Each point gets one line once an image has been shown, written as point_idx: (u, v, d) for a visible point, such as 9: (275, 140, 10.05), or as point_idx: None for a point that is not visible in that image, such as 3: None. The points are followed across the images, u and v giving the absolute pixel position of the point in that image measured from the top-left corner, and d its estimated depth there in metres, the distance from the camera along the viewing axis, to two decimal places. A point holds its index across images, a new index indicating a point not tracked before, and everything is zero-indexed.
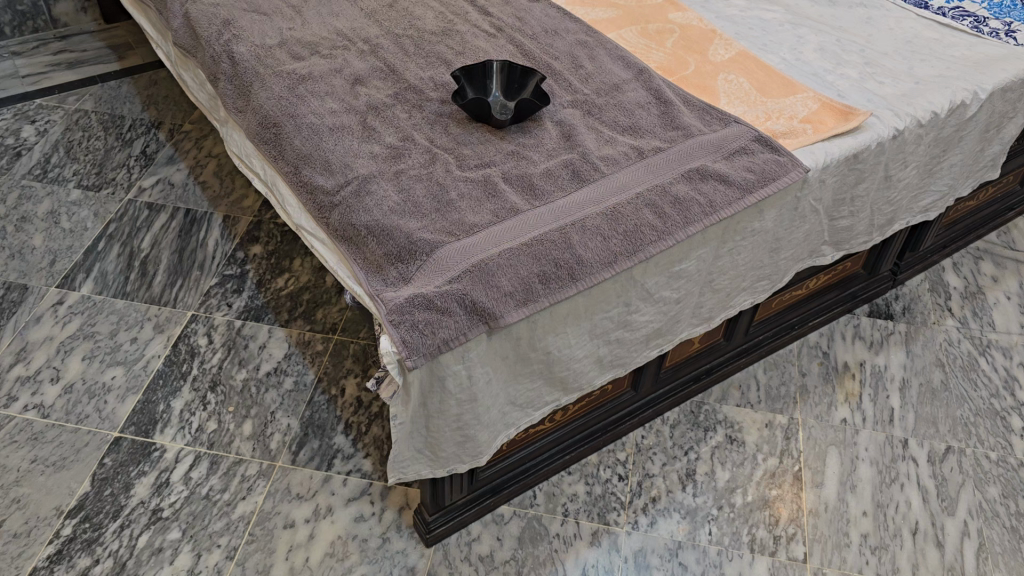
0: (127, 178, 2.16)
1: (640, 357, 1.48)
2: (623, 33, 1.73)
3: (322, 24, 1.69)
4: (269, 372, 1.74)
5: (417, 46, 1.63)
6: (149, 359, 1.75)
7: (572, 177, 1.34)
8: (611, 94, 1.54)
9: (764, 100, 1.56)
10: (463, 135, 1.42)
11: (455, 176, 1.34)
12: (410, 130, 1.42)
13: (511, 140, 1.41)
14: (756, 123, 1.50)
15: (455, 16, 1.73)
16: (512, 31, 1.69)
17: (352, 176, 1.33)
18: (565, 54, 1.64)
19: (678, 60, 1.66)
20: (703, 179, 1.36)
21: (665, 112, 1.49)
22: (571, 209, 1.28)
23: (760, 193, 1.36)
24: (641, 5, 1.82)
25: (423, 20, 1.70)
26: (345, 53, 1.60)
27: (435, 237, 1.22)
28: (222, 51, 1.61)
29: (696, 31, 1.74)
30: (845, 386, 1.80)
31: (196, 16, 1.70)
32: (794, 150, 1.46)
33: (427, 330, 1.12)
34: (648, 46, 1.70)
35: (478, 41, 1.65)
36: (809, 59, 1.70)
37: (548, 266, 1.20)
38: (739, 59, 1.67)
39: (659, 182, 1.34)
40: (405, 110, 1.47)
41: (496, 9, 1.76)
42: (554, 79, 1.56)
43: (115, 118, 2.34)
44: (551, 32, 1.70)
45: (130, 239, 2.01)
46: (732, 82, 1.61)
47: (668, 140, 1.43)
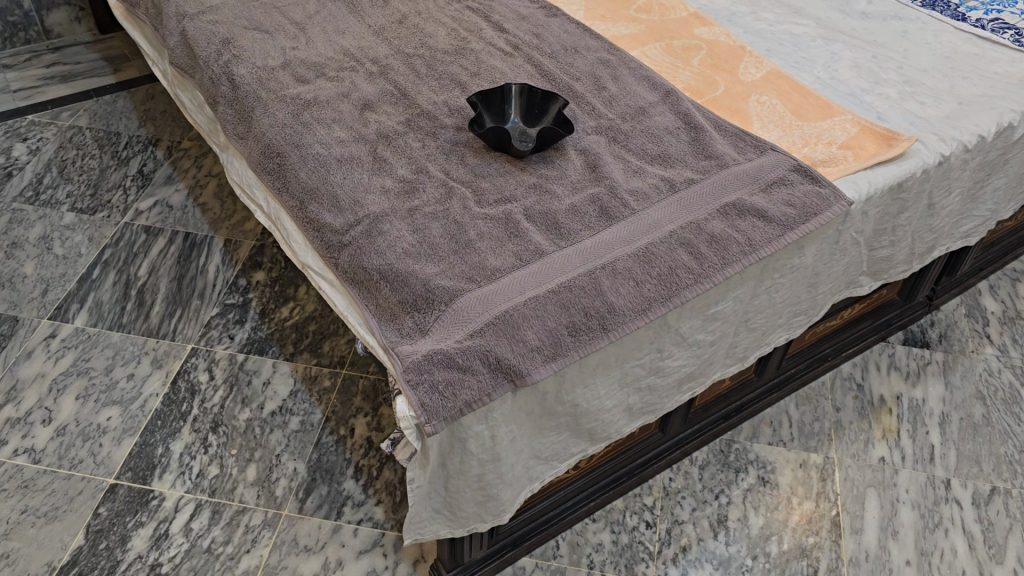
0: (123, 200, 2.06)
1: (670, 401, 1.39)
2: (647, 51, 1.63)
3: (328, 43, 1.59)
4: (273, 411, 1.65)
5: (429, 66, 1.53)
6: (147, 398, 1.66)
7: (600, 213, 1.24)
8: (637, 119, 1.44)
9: (800, 125, 1.46)
10: (480, 166, 1.32)
11: (474, 213, 1.24)
12: (424, 161, 1.33)
13: (533, 172, 1.32)
14: (793, 150, 1.41)
15: (470, 33, 1.63)
16: (530, 50, 1.59)
17: (362, 214, 1.24)
18: (587, 74, 1.54)
19: (707, 80, 1.56)
20: (740, 214, 1.26)
21: (696, 138, 1.40)
22: (600, 250, 1.18)
23: (802, 229, 1.26)
24: (664, 20, 1.72)
25: (435, 38, 1.60)
26: (353, 75, 1.50)
27: (453, 284, 1.12)
28: (222, 73, 1.52)
29: (724, 48, 1.64)
30: (882, 422, 1.71)
31: (194, 35, 1.61)
32: (835, 180, 1.36)
33: (448, 391, 1.02)
34: (674, 65, 1.60)
35: (494, 61, 1.55)
36: (844, 78, 1.60)
37: (577, 316, 1.10)
38: (771, 79, 1.57)
39: (694, 218, 1.24)
40: (418, 138, 1.37)
41: (512, 26, 1.66)
42: (576, 103, 1.47)
43: (111, 135, 2.24)
44: (571, 50, 1.60)
45: (126, 266, 1.91)
46: (764, 104, 1.51)
47: (701, 171, 1.33)
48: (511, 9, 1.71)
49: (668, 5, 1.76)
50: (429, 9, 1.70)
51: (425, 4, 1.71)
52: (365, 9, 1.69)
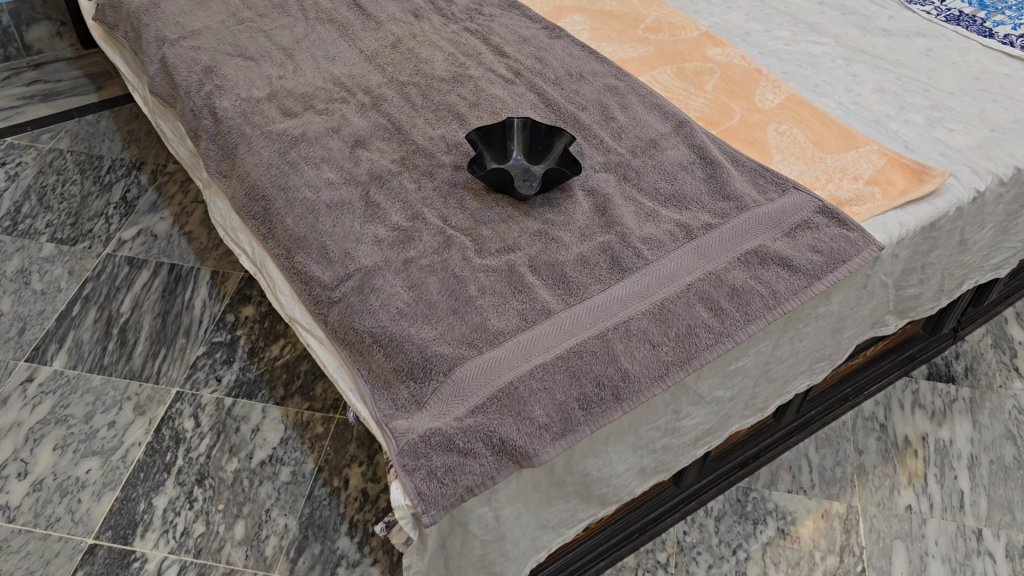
0: (105, 229, 1.97)
1: (685, 458, 1.29)
2: (657, 75, 1.52)
3: (317, 70, 1.49)
4: (263, 461, 1.56)
5: (425, 96, 1.43)
6: (129, 448, 1.57)
7: (610, 264, 1.15)
8: (648, 154, 1.34)
9: (823, 158, 1.36)
10: (481, 210, 1.23)
11: (474, 265, 1.14)
12: (420, 205, 1.23)
13: (537, 217, 1.22)
14: (817, 187, 1.31)
15: (468, 58, 1.53)
16: (532, 76, 1.49)
17: (354, 268, 1.14)
18: (593, 102, 1.44)
19: (722, 108, 1.46)
20: (763, 263, 1.17)
21: (712, 176, 1.30)
22: (613, 308, 1.09)
23: (830, 278, 1.16)
24: (674, 40, 1.61)
25: (432, 65, 1.51)
26: (344, 107, 1.40)
27: (452, 350, 1.03)
28: (204, 106, 1.42)
29: (739, 71, 1.53)
30: (907, 465, 1.61)
31: (174, 63, 1.51)
32: (864, 221, 1.26)
33: (447, 478, 0.92)
34: (686, 91, 1.49)
35: (494, 89, 1.45)
36: (868, 102, 1.50)
37: (589, 386, 1.00)
38: (790, 105, 1.46)
39: (713, 269, 1.15)
40: (413, 179, 1.27)
41: (513, 50, 1.56)
42: (583, 136, 1.37)
43: (93, 158, 2.14)
44: (576, 76, 1.50)
45: (108, 301, 1.82)
46: (784, 133, 1.41)
47: (718, 214, 1.23)
48: (512, 30, 1.61)
49: (678, 23, 1.65)
50: (424, 31, 1.60)
51: (420, 27, 1.61)
52: (357, 32, 1.59)
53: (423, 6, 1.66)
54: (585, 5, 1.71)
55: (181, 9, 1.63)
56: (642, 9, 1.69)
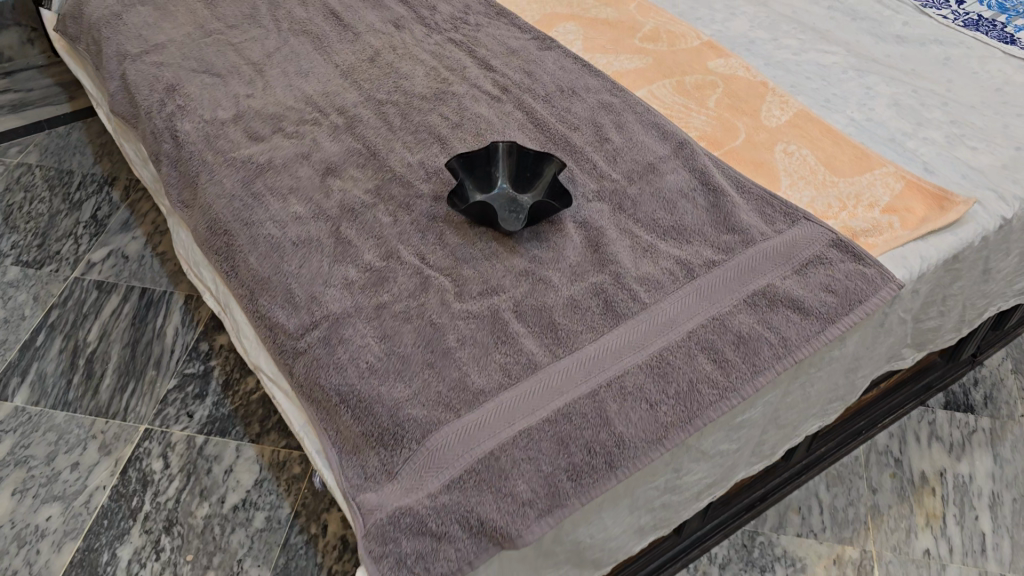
0: (73, 251, 1.87)
1: (687, 511, 1.18)
2: (655, 90, 1.41)
3: (288, 88, 1.38)
4: (236, 506, 1.46)
5: (404, 116, 1.32)
6: (92, 493, 1.47)
7: (603, 308, 1.04)
8: (645, 179, 1.23)
9: (836, 183, 1.25)
10: (462, 247, 1.12)
11: (453, 311, 1.04)
12: (395, 242, 1.12)
13: (523, 254, 1.11)
14: (829, 216, 1.20)
15: (451, 72, 1.42)
16: (521, 93, 1.38)
17: (321, 315, 1.04)
18: (586, 122, 1.33)
19: (725, 126, 1.34)
20: (772, 305, 1.06)
21: (715, 205, 1.19)
22: (605, 362, 0.98)
23: (845, 321, 1.06)
24: (674, 51, 1.50)
25: (413, 81, 1.39)
26: (315, 130, 1.29)
27: (426, 413, 0.93)
28: (165, 128, 1.32)
29: (743, 85, 1.42)
30: (925, 505, 1.51)
31: (135, 81, 1.40)
32: (881, 255, 1.15)
33: (418, 566, 0.83)
34: (687, 108, 1.38)
35: (479, 108, 1.34)
36: (884, 118, 1.38)
37: (578, 455, 0.90)
38: (799, 123, 1.35)
39: (716, 313, 1.04)
40: (389, 211, 1.16)
41: (500, 63, 1.45)
42: (574, 161, 1.26)
43: (63, 174, 2.04)
44: (568, 92, 1.39)
45: (74, 330, 1.72)
46: (793, 154, 1.30)
47: (722, 248, 1.12)
48: (500, 41, 1.50)
49: (677, 32, 1.54)
50: (405, 43, 1.49)
51: (401, 38, 1.50)
52: (332, 44, 1.48)
53: (405, 15, 1.55)
54: (578, 12, 1.60)
55: (144, 21, 1.52)
56: (638, 17, 1.58)
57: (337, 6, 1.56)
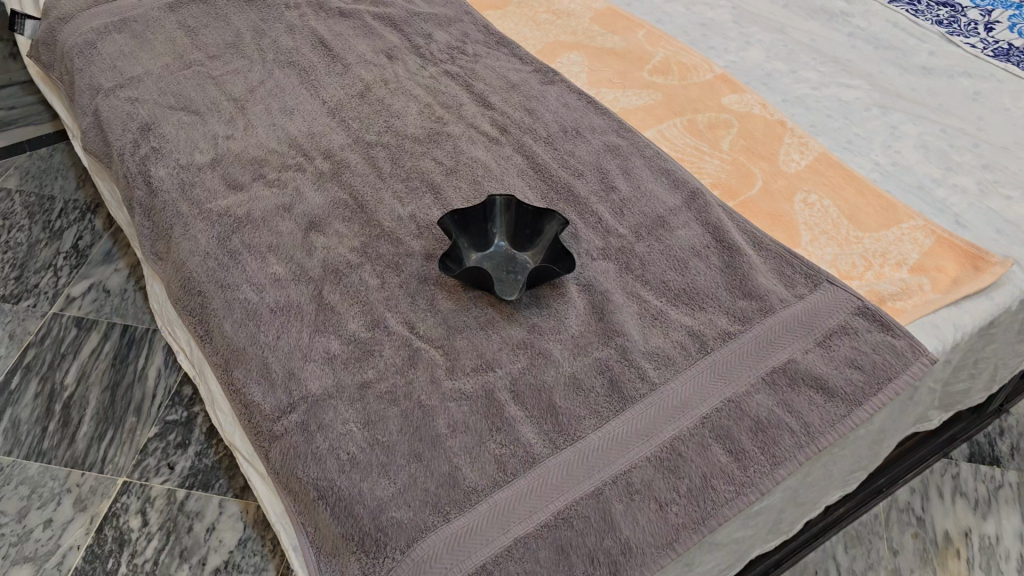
0: (52, 284, 1.79)
1: None
2: (664, 130, 1.32)
3: (272, 128, 1.29)
4: (217, 569, 1.37)
5: (394, 161, 1.23)
6: (65, 553, 1.39)
7: (608, 389, 0.95)
8: (654, 234, 1.14)
9: (860, 238, 1.15)
10: (454, 314, 1.03)
11: (444, 391, 0.95)
12: (382, 309, 1.03)
13: (521, 323, 1.03)
14: (853, 277, 1.10)
15: (447, 109, 1.33)
16: (520, 133, 1.29)
17: (299, 395, 0.95)
18: (590, 167, 1.24)
19: (740, 172, 1.25)
20: (793, 385, 0.97)
21: (730, 265, 1.10)
22: (610, 454, 0.89)
23: (874, 403, 0.96)
24: (685, 85, 1.41)
25: (405, 119, 1.30)
26: (299, 177, 1.20)
27: (412, 516, 0.84)
28: (138, 173, 1.23)
29: (759, 126, 1.33)
30: (949, 569, 1.41)
31: (108, 118, 1.31)
32: (911, 323, 1.05)
33: None
34: (699, 150, 1.29)
35: (476, 151, 1.25)
36: (911, 162, 1.28)
37: (579, 567, 0.82)
38: (820, 169, 1.26)
39: (732, 395, 0.95)
40: (377, 272, 1.08)
41: (499, 99, 1.35)
42: (578, 212, 1.17)
43: (43, 199, 1.96)
44: (572, 132, 1.30)
45: (51, 371, 1.64)
46: (814, 205, 1.20)
47: (738, 317, 1.03)
48: (499, 74, 1.40)
49: (689, 64, 1.45)
50: (398, 76, 1.39)
51: (393, 70, 1.41)
52: (320, 77, 1.38)
53: (398, 44, 1.46)
54: (583, 41, 1.51)
55: (121, 50, 1.43)
56: (647, 47, 1.48)
57: (327, 34, 1.47)
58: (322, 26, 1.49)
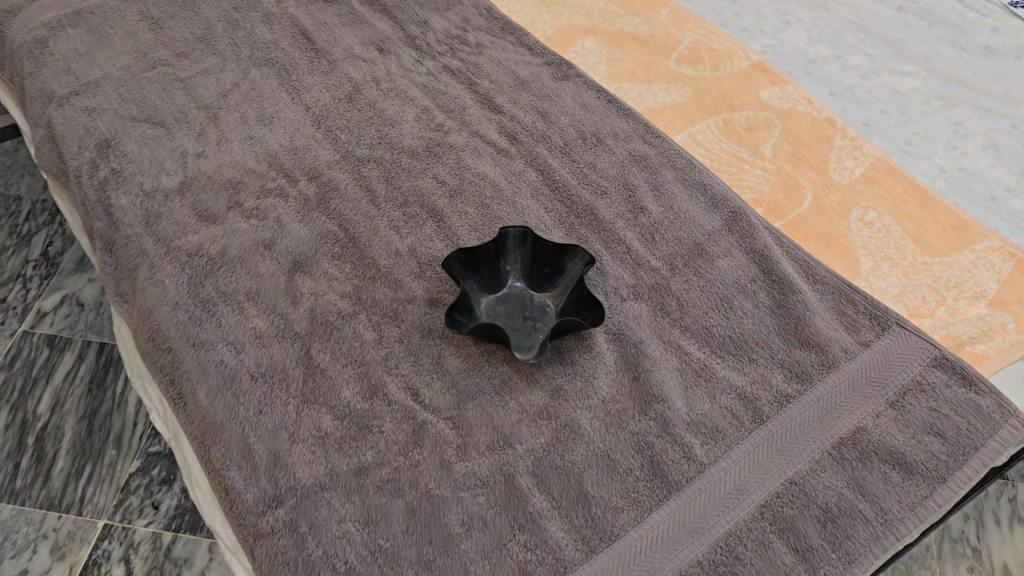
0: (21, 298, 1.64)
1: None
2: (697, 134, 1.16)
3: (248, 142, 1.12)
4: None
5: (390, 182, 1.07)
6: None
7: (649, 472, 0.81)
8: (692, 267, 0.99)
9: (928, 265, 1.00)
10: (465, 376, 0.89)
11: (456, 478, 0.81)
12: (380, 372, 0.89)
13: (542, 386, 0.88)
14: (924, 315, 0.95)
15: (447, 114, 1.16)
16: (533, 143, 1.13)
17: (286, 486, 0.81)
18: (615, 182, 1.08)
19: (786, 184, 1.09)
20: (864, 459, 0.82)
21: (782, 304, 0.95)
22: (655, 559, 0.76)
23: (960, 479, 0.82)
24: (717, 77, 1.24)
25: (400, 128, 1.14)
26: (281, 205, 1.04)
27: None
28: (97, 200, 1.07)
29: (805, 126, 1.16)
30: None
31: (62, 133, 1.15)
32: (994, 373, 0.91)
33: None
34: (738, 158, 1.12)
35: (483, 167, 1.09)
36: (979, 166, 1.12)
37: None
38: (877, 178, 1.10)
39: (794, 476, 0.81)
40: (373, 323, 0.93)
41: (507, 99, 1.18)
42: (603, 240, 1.01)
43: (9, 200, 1.80)
44: (592, 139, 1.13)
45: (22, 399, 1.50)
46: (873, 224, 1.05)
47: (796, 373, 0.88)
48: (506, 68, 1.23)
49: (720, 50, 1.28)
50: (390, 74, 1.22)
51: (385, 66, 1.24)
52: (303, 78, 1.22)
53: (390, 34, 1.28)
54: (599, 25, 1.33)
55: (76, 49, 1.26)
56: (672, 31, 1.31)
57: (308, 24, 1.30)
58: (304, 15, 1.31)
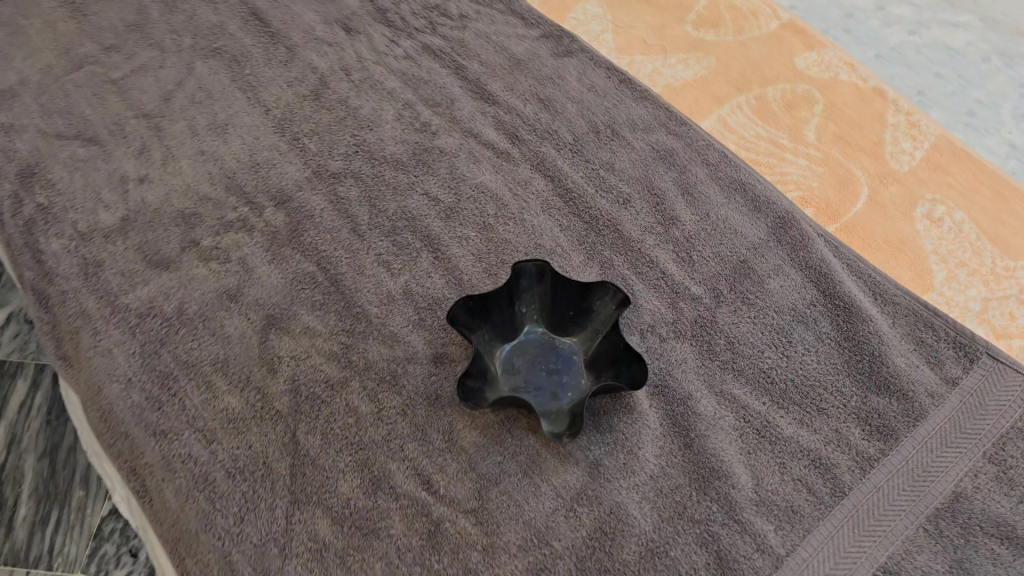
0: None
1: None
2: (727, 117, 0.99)
3: (200, 159, 0.94)
4: None
5: (373, 202, 0.90)
6: None
7: (717, 572, 0.68)
8: (739, 293, 0.84)
9: (1012, 271, 0.87)
10: (485, 454, 0.74)
11: None
12: (383, 457, 0.74)
13: (578, 462, 0.74)
14: (1013, 335, 0.83)
15: (433, 109, 0.98)
16: (538, 141, 0.95)
17: None
18: (640, 187, 0.92)
19: (837, 177, 0.93)
20: (968, 534, 0.69)
21: (850, 337, 0.80)
22: None
23: None
24: (744, 42, 1.06)
25: (379, 131, 0.96)
26: (245, 240, 0.87)
27: None
28: (23, 245, 0.89)
29: (851, 100, 1.00)
30: None
31: None
32: None
33: None
34: (777, 146, 0.96)
35: (481, 177, 0.92)
36: None
37: None
38: (940, 163, 0.94)
39: (888, 564, 0.68)
40: (369, 393, 0.77)
41: (502, 86, 1.00)
42: (633, 264, 0.86)
43: None
44: (607, 132, 0.96)
45: None
46: (942, 222, 0.89)
47: (876, 428, 0.75)
48: (497, 45, 1.05)
49: (745, 8, 1.10)
50: (361, 60, 1.03)
51: (354, 50, 1.04)
52: (257, 71, 1.02)
53: (356, 8, 1.09)
54: None
55: None
56: None
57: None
58: None
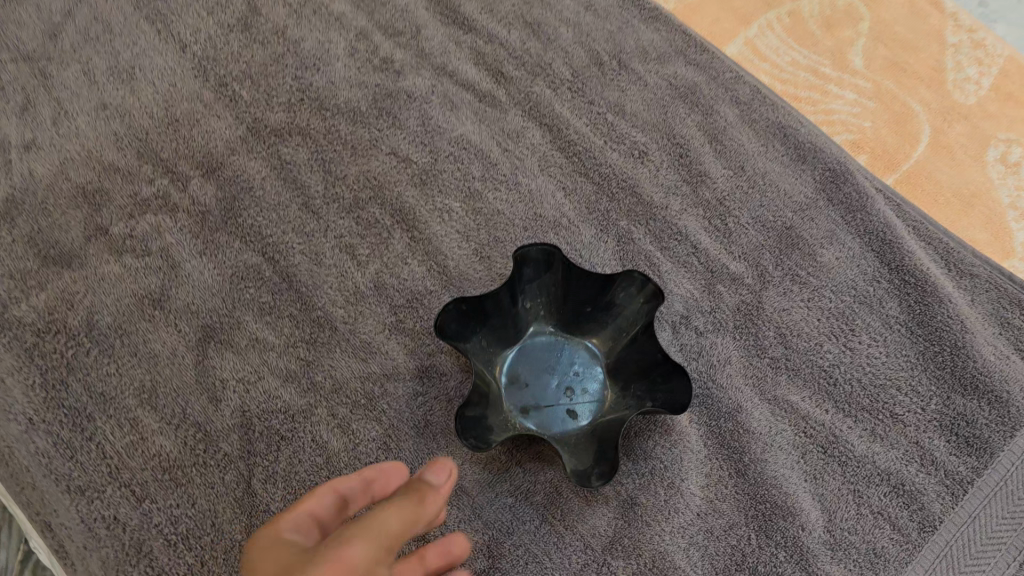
0: None
1: None
2: (756, 40, 0.82)
3: (101, 115, 0.73)
4: None
5: (327, 166, 0.72)
6: None
7: None
8: (789, 270, 0.69)
9: None
10: (492, 497, 0.59)
11: None
12: None
13: (608, 501, 0.59)
14: None
15: (394, 39, 0.79)
16: (529, 79, 0.77)
17: None
18: (659, 135, 0.74)
19: (894, 114, 0.78)
20: None
21: (927, 322, 0.66)
22: None
23: None
24: None
25: (328, 71, 0.76)
26: (169, 225, 0.68)
27: None
28: None
29: (902, 17, 0.84)
30: None
31: None
32: None
33: None
34: (819, 74, 0.80)
35: (461, 128, 0.74)
36: None
37: None
38: (1011, 94, 0.80)
39: None
40: (343, 423, 0.61)
41: (479, 7, 0.81)
42: (655, 237, 0.70)
43: None
44: (613, 65, 0.78)
45: None
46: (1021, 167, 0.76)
47: (965, 440, 0.62)
48: None
49: None
50: None
51: None
52: None
53: None
54: None
55: None
56: None
57: None
58: None
